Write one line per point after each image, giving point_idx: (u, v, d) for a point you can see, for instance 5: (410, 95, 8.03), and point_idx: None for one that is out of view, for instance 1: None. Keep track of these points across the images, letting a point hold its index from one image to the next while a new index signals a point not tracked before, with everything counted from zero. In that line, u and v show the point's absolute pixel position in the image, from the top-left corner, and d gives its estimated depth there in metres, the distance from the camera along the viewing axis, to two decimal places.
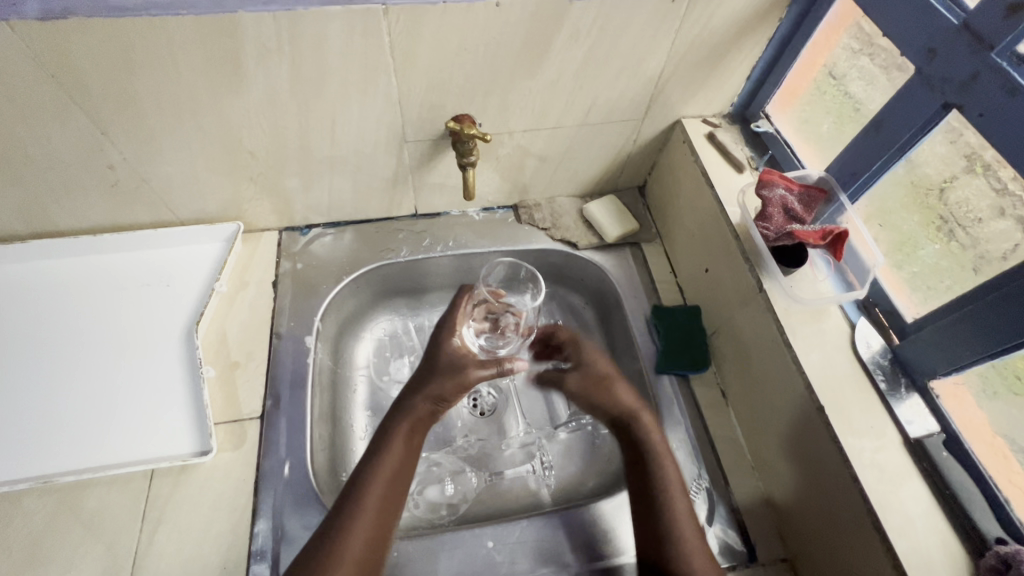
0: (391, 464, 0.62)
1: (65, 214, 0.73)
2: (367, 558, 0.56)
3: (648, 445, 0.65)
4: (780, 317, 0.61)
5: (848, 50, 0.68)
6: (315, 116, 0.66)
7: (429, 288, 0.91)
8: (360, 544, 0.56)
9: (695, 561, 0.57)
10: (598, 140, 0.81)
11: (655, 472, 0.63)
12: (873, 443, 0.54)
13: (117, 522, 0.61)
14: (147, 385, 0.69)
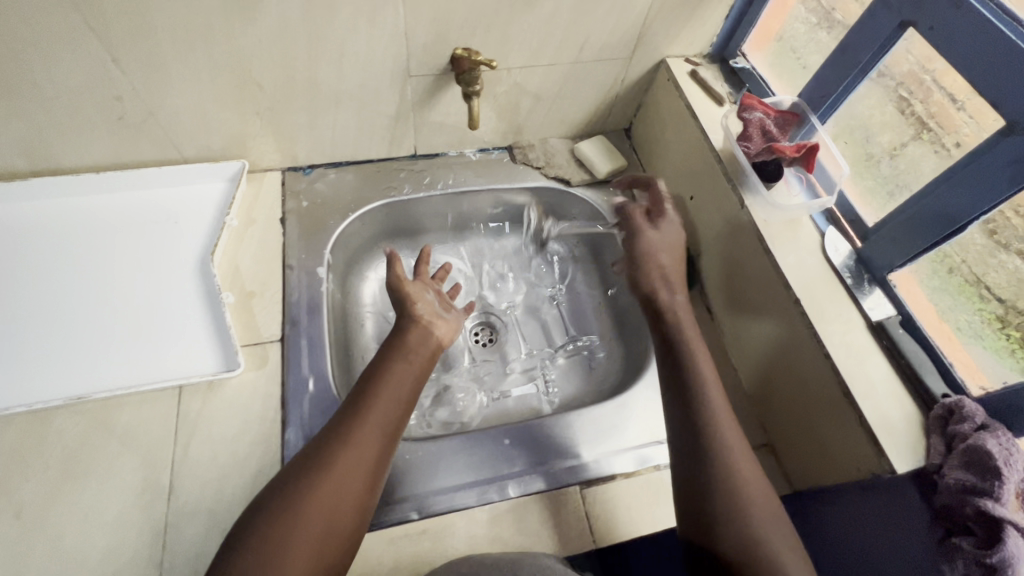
0: (374, 429, 0.56)
1: (68, 149, 0.73)
2: (370, 475, 0.54)
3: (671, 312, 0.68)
4: (760, 226, 0.69)
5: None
6: (323, 47, 0.69)
7: (427, 229, 0.95)
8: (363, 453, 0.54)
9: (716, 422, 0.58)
10: (590, 79, 0.85)
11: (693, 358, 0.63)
12: (841, 327, 0.63)
13: (150, 436, 0.63)
14: (168, 312, 0.72)
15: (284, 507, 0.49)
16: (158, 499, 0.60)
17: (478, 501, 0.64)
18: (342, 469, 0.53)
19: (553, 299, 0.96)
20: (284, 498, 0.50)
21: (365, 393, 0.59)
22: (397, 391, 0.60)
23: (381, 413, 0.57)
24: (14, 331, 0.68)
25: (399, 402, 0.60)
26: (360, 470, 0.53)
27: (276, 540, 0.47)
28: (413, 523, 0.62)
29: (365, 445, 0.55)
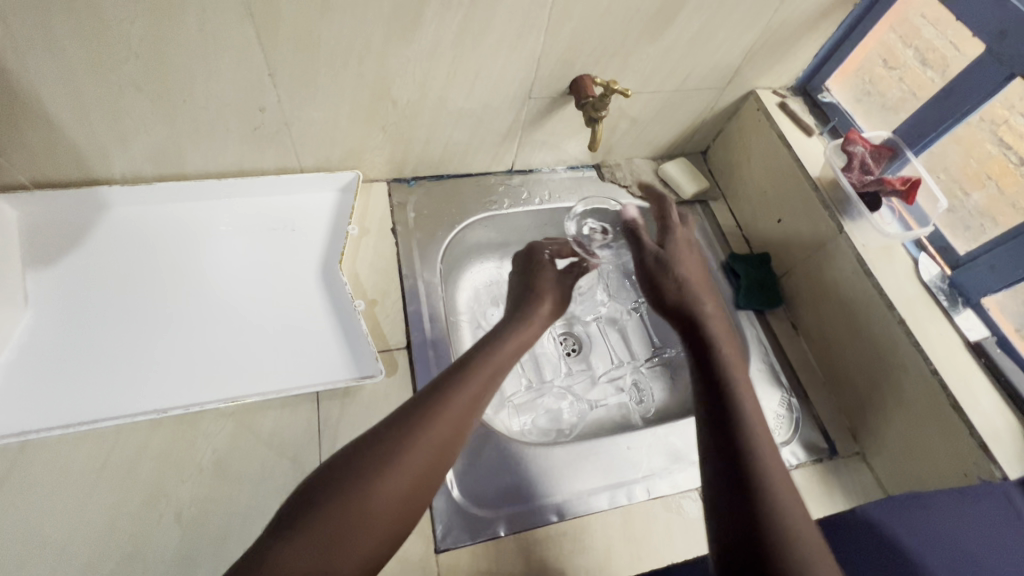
0: (443, 433, 0.54)
1: (198, 156, 0.75)
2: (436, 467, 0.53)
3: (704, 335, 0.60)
4: (860, 251, 0.76)
5: (902, 36, 0.81)
6: (461, 70, 0.72)
7: (517, 241, 0.99)
8: (434, 446, 0.53)
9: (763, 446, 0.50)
10: (683, 105, 0.91)
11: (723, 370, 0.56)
12: (943, 346, 0.69)
13: (296, 440, 0.66)
14: (298, 319, 0.74)
15: (354, 486, 0.48)
16: None
17: (610, 504, 0.68)
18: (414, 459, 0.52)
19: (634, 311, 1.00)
20: (357, 475, 0.49)
21: (448, 387, 0.58)
22: (480, 388, 0.60)
23: (461, 408, 0.57)
24: (149, 335, 0.69)
25: (472, 412, 0.58)
26: (429, 464, 0.53)
27: (342, 524, 0.46)
28: (554, 524, 0.66)
29: (441, 435, 0.54)
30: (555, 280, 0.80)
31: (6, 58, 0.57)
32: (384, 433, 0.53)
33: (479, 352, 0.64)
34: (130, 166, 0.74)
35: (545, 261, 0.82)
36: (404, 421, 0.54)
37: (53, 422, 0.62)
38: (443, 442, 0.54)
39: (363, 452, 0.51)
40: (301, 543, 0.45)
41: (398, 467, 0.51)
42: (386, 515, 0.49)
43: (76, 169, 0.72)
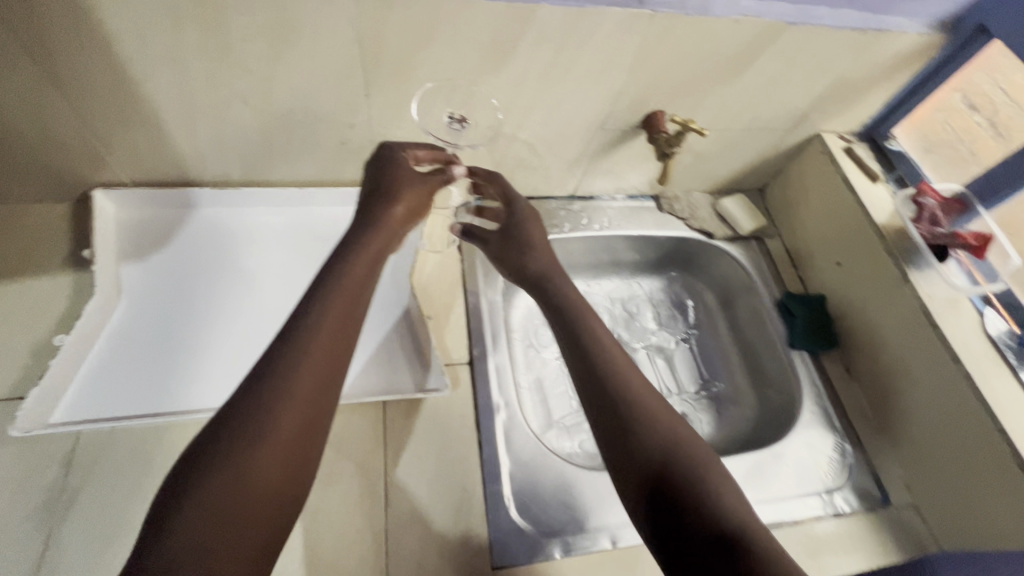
0: (308, 383, 0.46)
1: (286, 165, 0.79)
2: (307, 423, 0.45)
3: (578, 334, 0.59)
4: (926, 301, 0.76)
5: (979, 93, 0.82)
6: (543, 100, 0.75)
7: (571, 264, 1.01)
8: (303, 402, 0.45)
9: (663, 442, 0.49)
10: (748, 143, 0.92)
11: (620, 373, 0.54)
12: (1011, 405, 0.68)
13: (363, 446, 0.68)
14: (369, 328, 0.77)
15: (215, 482, 0.40)
16: (376, 505, 0.64)
17: None
18: (280, 428, 0.44)
19: (682, 341, 1.01)
20: (216, 465, 0.41)
21: (297, 332, 0.48)
22: (342, 316, 0.51)
23: (320, 348, 0.48)
24: (224, 336, 0.74)
25: (345, 338, 0.50)
26: (296, 425, 0.45)
27: (214, 522, 0.39)
28: (607, 550, 0.67)
29: (307, 386, 0.46)
30: (415, 179, 0.63)
31: (134, 67, 0.61)
32: (234, 410, 0.44)
33: (321, 288, 0.52)
34: (222, 171, 0.78)
35: (405, 160, 0.64)
36: (258, 386, 0.45)
37: (142, 410, 0.66)
38: (308, 396, 0.46)
39: (213, 441, 0.42)
40: (176, 550, 0.37)
41: (263, 440, 0.43)
42: (262, 499, 0.42)
43: (173, 169, 0.76)
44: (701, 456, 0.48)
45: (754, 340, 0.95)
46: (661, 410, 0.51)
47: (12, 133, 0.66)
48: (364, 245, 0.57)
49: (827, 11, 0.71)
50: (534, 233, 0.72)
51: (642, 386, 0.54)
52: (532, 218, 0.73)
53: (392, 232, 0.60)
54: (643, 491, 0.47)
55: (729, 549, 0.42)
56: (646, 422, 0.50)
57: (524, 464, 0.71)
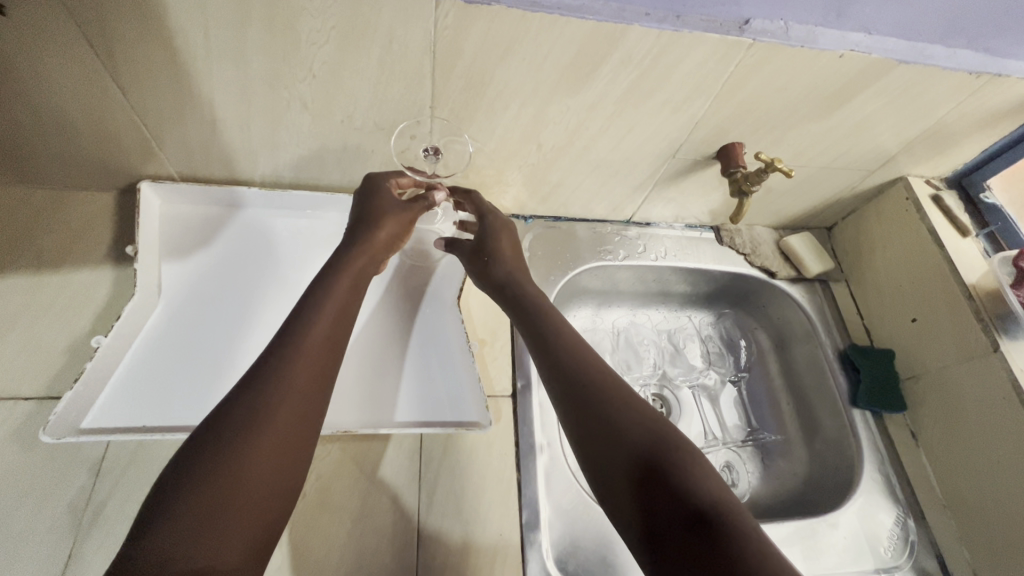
0: (304, 376, 0.47)
1: (337, 171, 0.75)
2: (304, 416, 0.46)
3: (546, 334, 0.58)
4: (1018, 377, 0.69)
5: None
6: (617, 123, 0.70)
7: (620, 292, 0.96)
8: (298, 391, 0.46)
9: (635, 422, 0.47)
10: (825, 181, 0.86)
11: (592, 365, 0.53)
12: None
13: (397, 477, 0.64)
14: (411, 350, 0.73)
15: (214, 474, 0.40)
16: (408, 544, 0.61)
17: None
18: (277, 418, 0.44)
19: (731, 385, 0.95)
20: (218, 454, 0.41)
21: (301, 328, 0.50)
22: (338, 316, 0.53)
23: (317, 344, 0.50)
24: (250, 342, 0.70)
25: (338, 341, 0.52)
26: (293, 416, 0.45)
27: (212, 512, 0.39)
28: None
29: (304, 378, 0.47)
30: (397, 206, 0.65)
31: (193, 64, 0.58)
32: (239, 397, 0.44)
33: (313, 298, 0.54)
34: (272, 172, 0.75)
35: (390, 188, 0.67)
36: (258, 377, 0.46)
37: (174, 422, 0.63)
38: (305, 389, 0.47)
39: (213, 431, 0.42)
40: (174, 532, 0.37)
41: (266, 426, 0.43)
42: (262, 492, 0.42)
43: (222, 167, 0.73)
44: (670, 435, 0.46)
45: (811, 391, 0.89)
46: (627, 395, 0.50)
47: (65, 122, 0.64)
48: (350, 264, 0.59)
49: (942, 50, 0.64)
50: (506, 244, 0.70)
51: (615, 376, 0.52)
52: (501, 227, 0.71)
53: (377, 253, 0.63)
54: (624, 480, 0.44)
55: (712, 529, 0.39)
56: (617, 410, 0.48)
57: (564, 512, 0.67)
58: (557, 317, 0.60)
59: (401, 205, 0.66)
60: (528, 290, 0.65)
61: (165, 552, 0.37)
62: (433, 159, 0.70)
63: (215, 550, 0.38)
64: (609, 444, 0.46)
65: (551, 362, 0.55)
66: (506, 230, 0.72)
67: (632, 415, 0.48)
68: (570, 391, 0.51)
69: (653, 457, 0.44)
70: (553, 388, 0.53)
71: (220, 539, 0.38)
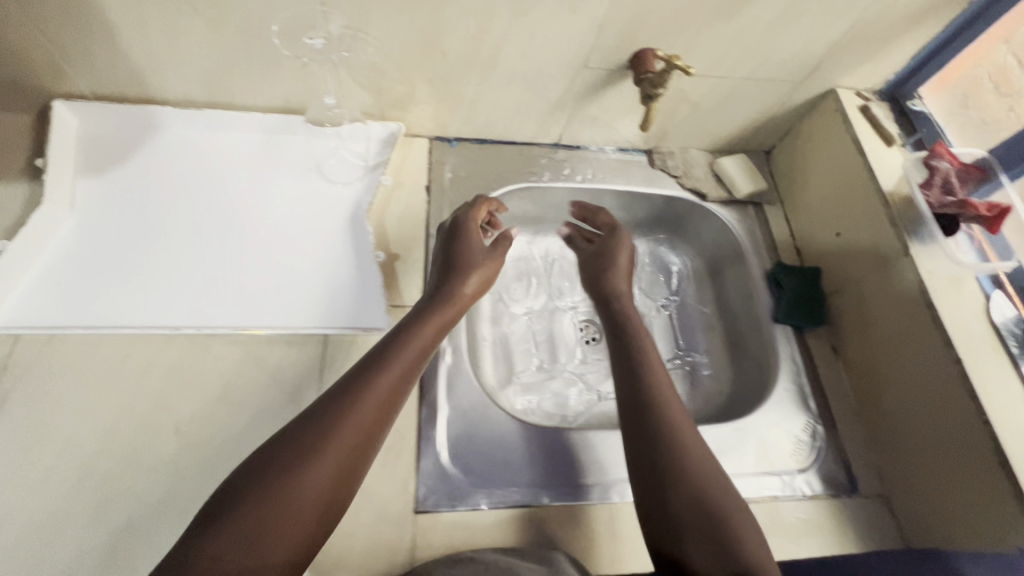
0: (370, 411, 0.51)
1: (248, 89, 0.75)
2: (359, 445, 0.49)
3: (637, 361, 0.64)
4: (924, 279, 0.68)
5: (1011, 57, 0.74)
6: (517, 27, 0.69)
7: (552, 218, 0.95)
8: (361, 422, 0.50)
9: (685, 457, 0.55)
10: (753, 96, 0.84)
11: (659, 400, 0.59)
12: (1003, 397, 0.61)
13: (299, 377, 0.66)
14: (320, 261, 0.74)
15: (266, 484, 0.45)
16: None
17: (599, 498, 0.65)
18: (335, 445, 0.48)
19: (663, 309, 0.94)
20: (276, 469, 0.45)
21: (375, 365, 0.54)
22: (413, 356, 0.57)
23: (389, 380, 0.53)
24: (155, 251, 0.71)
25: (408, 379, 0.56)
26: (347, 439, 0.49)
27: (252, 522, 0.42)
28: (538, 508, 0.63)
29: (368, 408, 0.51)
30: (482, 255, 0.69)
31: None
32: (308, 419, 0.49)
33: (404, 329, 0.59)
34: (185, 90, 0.75)
35: (468, 238, 0.71)
36: (332, 401, 0.51)
37: (75, 322, 0.65)
38: (371, 422, 0.50)
39: (281, 439, 0.48)
40: (227, 534, 0.42)
41: (325, 451, 0.47)
42: (302, 509, 0.45)
43: (133, 85, 0.73)
44: (726, 480, 0.55)
45: (741, 313, 0.88)
46: (696, 438, 0.57)
47: None
48: (435, 314, 0.62)
49: None
50: (618, 248, 0.79)
51: (680, 414, 0.59)
52: (624, 248, 0.79)
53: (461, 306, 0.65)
54: (672, 515, 0.52)
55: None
56: (683, 450, 0.56)
57: (463, 412, 0.68)
58: (648, 342, 0.67)
59: (480, 242, 0.71)
60: (631, 315, 0.72)
61: (219, 546, 0.41)
62: (320, 41, 0.68)
63: (259, 555, 0.42)
64: (662, 480, 0.54)
65: (631, 392, 0.61)
66: (627, 243, 0.79)
67: (693, 453, 0.55)
68: (634, 429, 0.59)
69: (712, 507, 0.52)
70: (624, 418, 0.60)
71: (259, 549, 0.42)
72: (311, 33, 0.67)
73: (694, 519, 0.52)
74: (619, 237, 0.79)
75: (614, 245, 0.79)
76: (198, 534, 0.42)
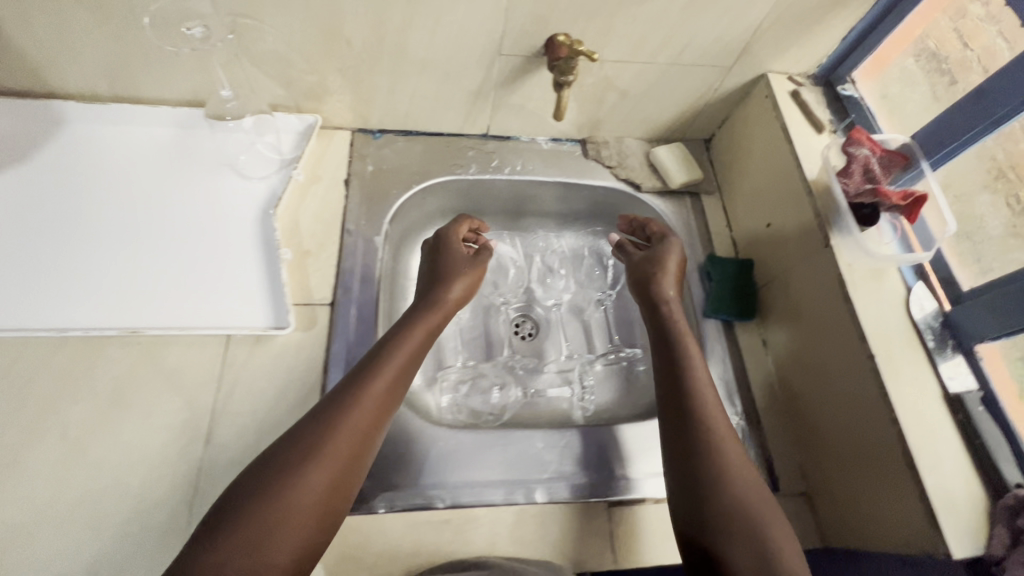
0: (360, 418, 0.57)
1: (150, 81, 0.72)
2: (353, 451, 0.56)
3: (684, 372, 0.64)
4: (843, 271, 0.66)
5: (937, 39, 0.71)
6: (420, 12, 0.66)
7: (484, 211, 0.93)
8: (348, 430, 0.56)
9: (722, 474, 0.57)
10: (683, 82, 0.81)
11: (703, 415, 0.61)
12: (916, 393, 0.59)
13: (196, 379, 0.65)
14: (224, 257, 0.72)
15: (268, 491, 0.51)
16: (197, 444, 0.61)
17: (504, 500, 0.63)
18: (328, 453, 0.54)
19: (600, 303, 0.93)
20: (275, 474, 0.52)
21: (362, 377, 0.60)
22: (398, 364, 0.62)
23: (376, 389, 0.59)
24: (45, 247, 0.68)
25: (397, 383, 0.62)
26: (341, 447, 0.55)
27: (256, 524, 0.49)
28: (439, 512, 0.62)
29: (356, 417, 0.57)
30: (465, 265, 0.76)
31: None
32: (303, 430, 0.55)
33: (389, 342, 0.64)
34: (86, 82, 0.72)
35: (451, 248, 0.77)
36: (325, 412, 0.57)
37: None
38: (360, 427, 0.57)
39: (281, 449, 0.54)
40: (234, 535, 0.48)
41: (319, 455, 0.53)
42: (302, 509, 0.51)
43: (27, 77, 0.70)
44: (756, 488, 0.56)
45: None
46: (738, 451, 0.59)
47: None
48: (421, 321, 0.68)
49: None
50: (668, 258, 0.74)
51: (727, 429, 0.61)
52: (669, 257, 0.75)
53: (444, 313, 0.71)
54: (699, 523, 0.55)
55: None
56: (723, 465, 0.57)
57: None
58: (694, 352, 0.66)
59: (463, 257, 0.77)
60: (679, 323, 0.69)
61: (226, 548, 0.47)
62: (200, 30, 0.62)
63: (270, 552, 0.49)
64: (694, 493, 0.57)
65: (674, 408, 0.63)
66: (676, 253, 0.75)
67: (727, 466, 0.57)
68: (680, 445, 0.60)
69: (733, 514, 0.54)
70: (665, 433, 0.63)
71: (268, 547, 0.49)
72: (188, 22, 0.61)
73: (722, 529, 0.54)
74: (670, 245, 0.76)
75: (659, 253, 0.75)
76: (204, 535, 0.48)
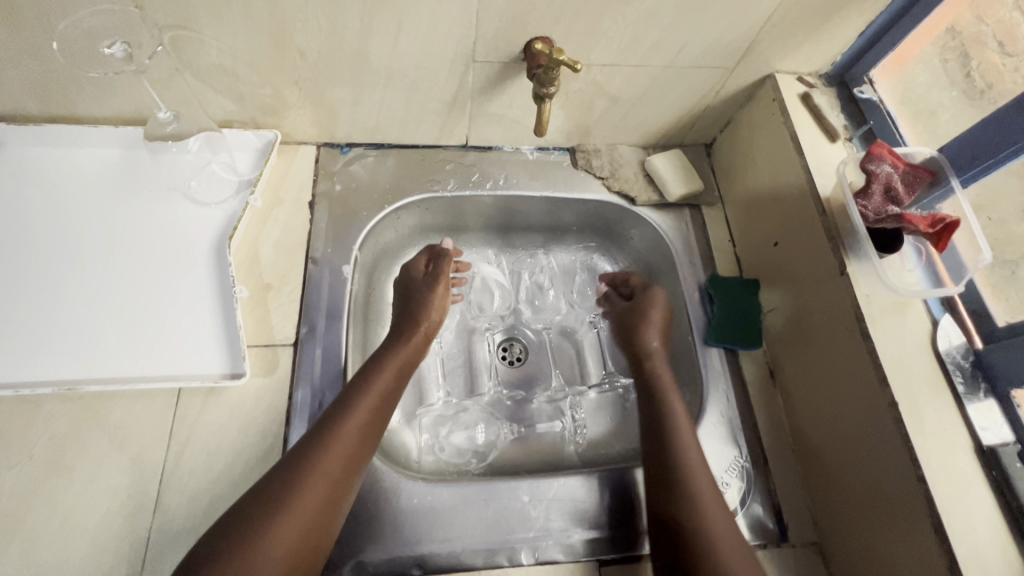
0: (334, 465, 0.53)
1: (84, 101, 0.65)
2: (325, 505, 0.51)
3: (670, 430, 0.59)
4: (861, 303, 0.59)
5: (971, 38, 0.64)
6: (379, 18, 0.58)
7: (466, 228, 0.86)
8: (321, 483, 0.51)
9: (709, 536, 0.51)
10: (680, 86, 0.73)
11: (689, 473, 0.56)
12: (944, 446, 0.53)
13: (144, 437, 0.59)
14: (173, 297, 0.65)
15: (227, 557, 0.46)
16: (145, 511, 0.56)
17: (485, 563, 0.58)
18: (295, 509, 0.49)
19: (593, 325, 0.86)
20: (236, 536, 0.47)
21: (333, 421, 0.55)
22: (372, 404, 0.58)
23: (351, 432, 0.55)
24: None
25: (375, 424, 0.58)
26: (310, 502, 0.50)
27: None
28: None
29: (329, 464, 0.53)
30: (427, 286, 0.71)
31: None
32: (268, 486, 0.51)
33: (359, 380, 0.60)
34: (12, 105, 0.64)
35: (417, 277, 0.73)
36: (292, 462, 0.52)
37: None
38: (335, 477, 0.52)
39: (243, 510, 0.49)
40: None
41: (287, 514, 0.49)
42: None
43: None
44: (742, 552, 0.51)
45: None
46: (723, 514, 0.54)
47: None
48: (392, 357, 0.63)
49: None
50: (653, 309, 0.70)
51: (709, 488, 0.55)
52: (649, 308, 0.70)
53: (416, 345, 0.66)
54: None
55: None
56: (708, 527, 0.52)
57: None
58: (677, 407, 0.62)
59: (435, 281, 0.72)
60: (664, 377, 0.65)
61: None
62: (121, 48, 0.55)
63: None
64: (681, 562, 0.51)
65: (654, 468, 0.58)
66: (659, 302, 0.71)
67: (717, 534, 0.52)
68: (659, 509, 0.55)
69: None
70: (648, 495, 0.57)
71: None
72: (106, 40, 0.55)
73: None
74: (653, 296, 0.72)
75: (642, 304, 0.71)
76: None
